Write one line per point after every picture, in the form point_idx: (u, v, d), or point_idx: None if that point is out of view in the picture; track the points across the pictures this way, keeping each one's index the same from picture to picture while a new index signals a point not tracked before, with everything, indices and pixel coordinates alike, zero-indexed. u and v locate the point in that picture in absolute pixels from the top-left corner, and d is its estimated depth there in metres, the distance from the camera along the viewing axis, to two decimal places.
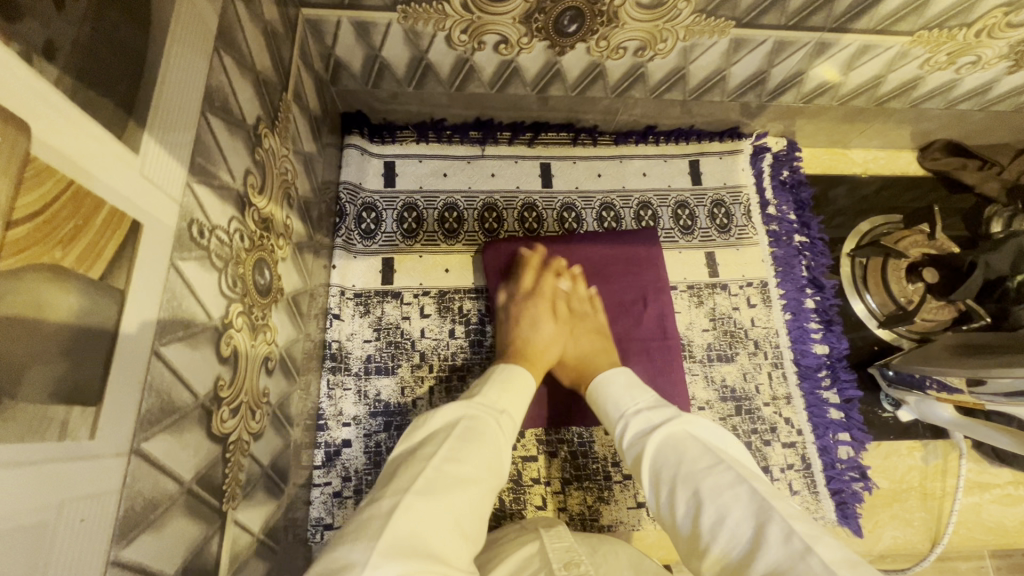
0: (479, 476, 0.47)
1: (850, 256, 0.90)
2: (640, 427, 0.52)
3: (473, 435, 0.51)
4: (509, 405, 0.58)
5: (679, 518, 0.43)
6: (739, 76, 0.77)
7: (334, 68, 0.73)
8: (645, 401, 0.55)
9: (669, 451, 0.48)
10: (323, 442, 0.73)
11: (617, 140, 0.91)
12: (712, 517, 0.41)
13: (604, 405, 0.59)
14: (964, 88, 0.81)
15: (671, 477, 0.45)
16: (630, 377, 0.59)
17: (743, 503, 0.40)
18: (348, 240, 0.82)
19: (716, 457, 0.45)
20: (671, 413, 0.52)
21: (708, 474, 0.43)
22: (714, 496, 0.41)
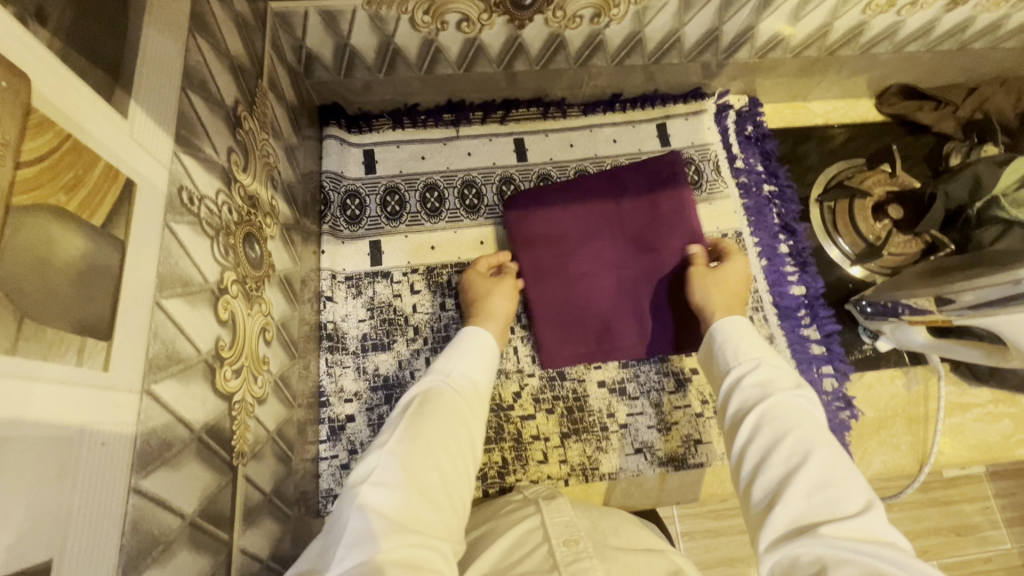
0: (445, 449, 0.52)
1: (818, 203, 0.94)
2: (760, 380, 0.56)
3: (427, 410, 0.54)
4: (456, 368, 0.62)
5: (770, 464, 0.48)
6: (693, 36, 0.81)
7: (306, 61, 0.76)
8: (767, 363, 0.58)
9: (785, 409, 0.52)
10: (326, 418, 0.75)
11: (585, 110, 0.94)
12: (817, 476, 0.45)
13: (727, 347, 0.62)
14: (908, 30, 0.85)
15: (783, 429, 0.50)
16: (758, 338, 0.62)
17: (861, 487, 0.45)
18: (334, 227, 0.84)
19: (833, 439, 0.49)
20: (800, 385, 0.55)
21: (830, 446, 0.48)
22: (829, 467, 0.46)
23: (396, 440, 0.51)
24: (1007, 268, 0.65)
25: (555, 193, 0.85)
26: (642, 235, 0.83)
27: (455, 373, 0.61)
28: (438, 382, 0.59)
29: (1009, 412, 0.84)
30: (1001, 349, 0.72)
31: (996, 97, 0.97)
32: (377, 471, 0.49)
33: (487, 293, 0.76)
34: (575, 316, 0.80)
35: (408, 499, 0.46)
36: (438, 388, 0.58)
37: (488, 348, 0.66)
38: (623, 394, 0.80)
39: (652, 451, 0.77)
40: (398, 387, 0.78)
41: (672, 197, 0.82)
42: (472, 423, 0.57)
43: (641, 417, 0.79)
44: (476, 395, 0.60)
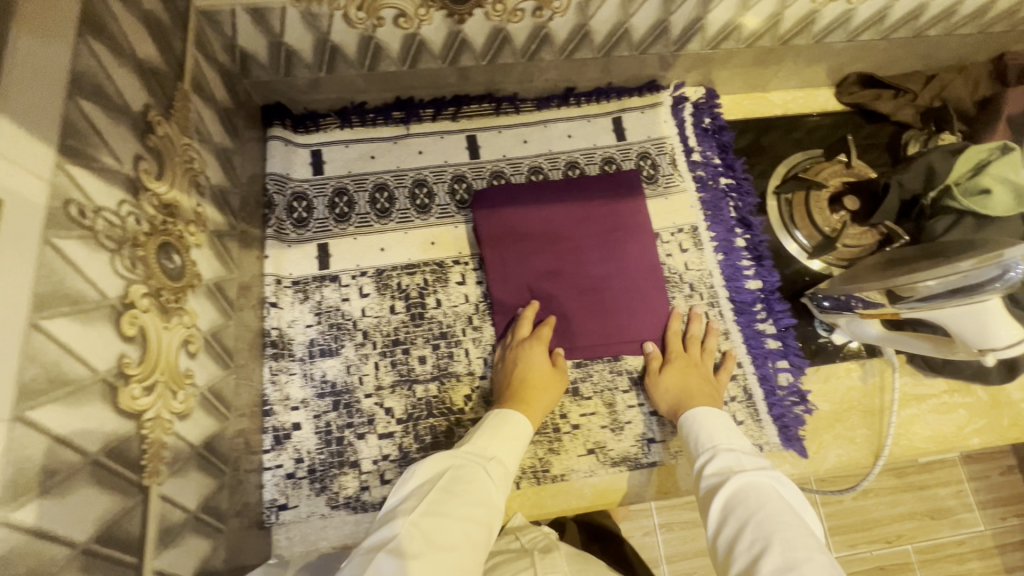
0: (463, 531, 0.53)
1: (775, 195, 0.92)
2: (729, 463, 0.59)
3: (450, 488, 0.56)
4: (493, 450, 0.63)
5: (737, 553, 0.49)
6: (642, 27, 0.79)
7: (242, 61, 0.74)
8: (732, 447, 0.62)
9: (751, 493, 0.54)
10: (270, 427, 0.73)
11: (539, 105, 0.92)
12: (781, 558, 0.46)
13: (695, 434, 0.66)
14: (860, 17, 0.84)
15: (745, 513, 0.52)
16: (724, 422, 0.66)
17: (825, 565, 0.45)
18: (279, 230, 0.82)
19: (801, 521, 0.50)
20: (762, 464, 0.58)
21: (796, 527, 0.49)
22: (793, 548, 0.47)
23: (418, 513, 0.52)
24: (946, 262, 0.64)
25: (523, 186, 0.84)
26: (610, 241, 0.83)
27: (484, 451, 0.63)
28: (466, 457, 0.61)
29: (963, 402, 0.84)
30: (947, 343, 0.71)
31: (954, 85, 0.96)
32: (393, 544, 0.49)
33: (540, 379, 0.74)
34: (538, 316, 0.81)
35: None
36: (471, 464, 0.60)
37: (522, 431, 0.67)
38: (576, 395, 0.79)
39: (604, 452, 0.76)
40: (346, 393, 0.77)
41: (632, 205, 0.84)
42: (491, 507, 0.58)
43: (594, 417, 0.78)
44: (504, 478, 0.62)
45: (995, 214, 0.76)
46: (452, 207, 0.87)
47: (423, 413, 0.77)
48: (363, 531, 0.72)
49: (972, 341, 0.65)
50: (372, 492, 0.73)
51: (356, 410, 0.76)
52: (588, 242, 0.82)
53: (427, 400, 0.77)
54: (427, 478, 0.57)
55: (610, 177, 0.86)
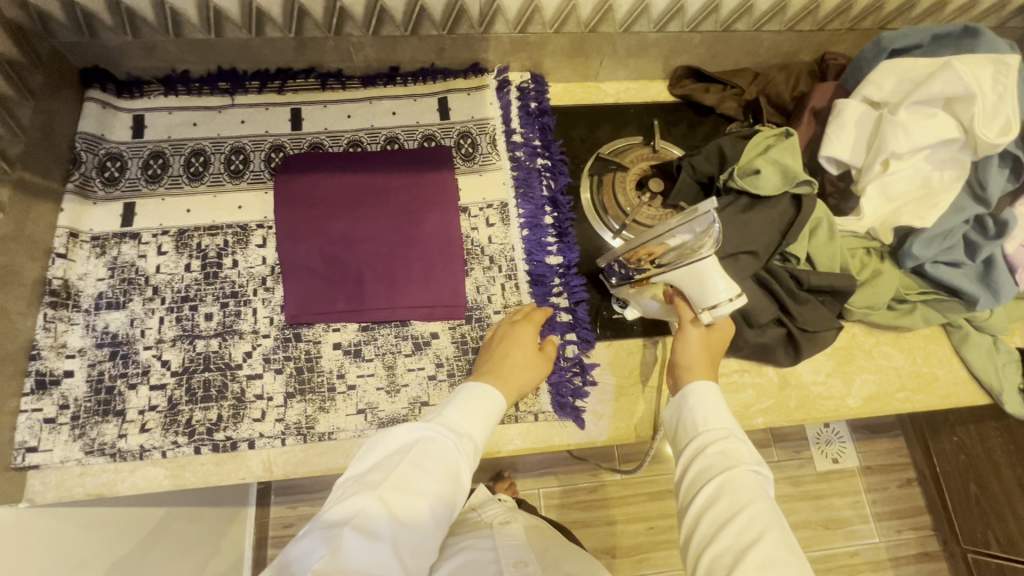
0: (432, 509, 0.57)
1: (589, 175, 0.94)
2: (735, 447, 0.62)
3: (420, 469, 0.59)
4: (460, 424, 0.65)
5: (720, 536, 0.55)
6: (437, 6, 0.83)
7: (39, 19, 0.77)
8: (731, 429, 0.64)
9: (745, 481, 0.58)
10: (35, 371, 0.74)
11: (365, 83, 0.95)
12: (765, 553, 0.53)
13: (694, 406, 0.67)
14: (657, 7, 0.87)
15: (741, 505, 0.56)
16: (719, 402, 0.67)
17: (795, 566, 0.52)
18: (84, 187, 0.84)
19: (781, 520, 0.56)
20: (754, 456, 0.62)
21: (773, 525, 0.55)
22: (779, 545, 0.54)
23: (386, 485, 0.56)
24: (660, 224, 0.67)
25: (328, 156, 0.88)
26: (412, 211, 0.87)
27: (455, 424, 0.64)
28: (438, 432, 0.62)
29: (754, 382, 0.85)
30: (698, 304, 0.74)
31: (774, 82, 0.99)
32: (365, 520, 0.53)
33: (523, 360, 0.76)
34: (326, 274, 0.83)
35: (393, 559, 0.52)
36: (443, 441, 0.62)
37: (489, 409, 0.68)
38: (356, 356, 0.80)
39: (374, 412, 0.77)
40: (125, 344, 0.78)
41: (437, 177, 0.89)
42: (457, 488, 0.61)
43: (371, 379, 0.79)
44: (474, 452, 0.64)
45: (765, 192, 0.78)
46: (265, 174, 0.89)
47: (199, 367, 0.78)
48: (117, 479, 0.72)
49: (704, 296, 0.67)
50: (129, 440, 0.73)
51: (132, 360, 0.77)
52: (391, 211, 0.86)
53: (206, 354, 0.78)
54: (399, 446, 0.60)
55: (422, 153, 0.91)
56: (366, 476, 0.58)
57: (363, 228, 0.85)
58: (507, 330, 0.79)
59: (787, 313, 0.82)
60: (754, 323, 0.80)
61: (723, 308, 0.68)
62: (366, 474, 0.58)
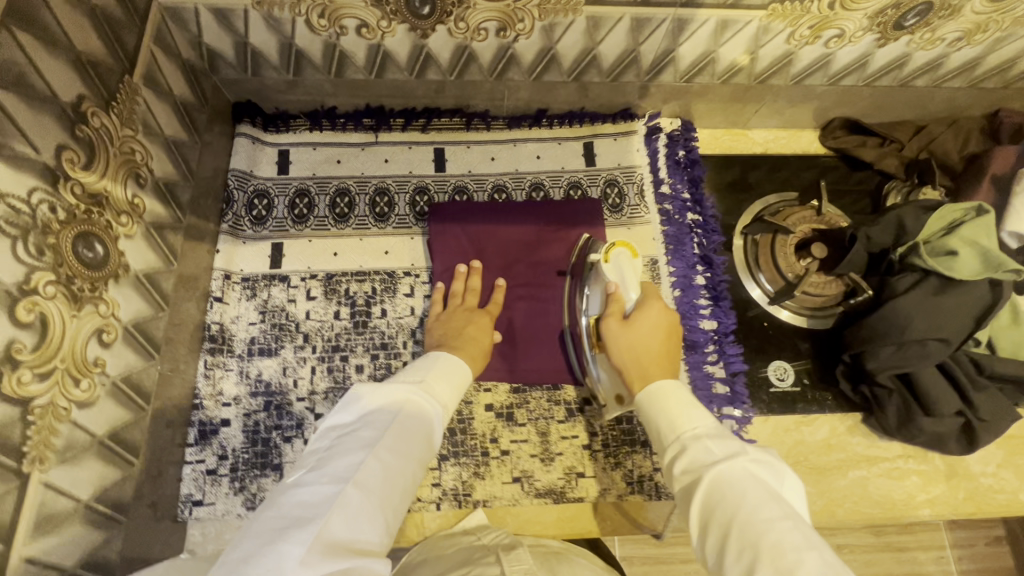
0: (411, 467, 0.51)
1: (743, 234, 0.91)
2: (700, 453, 0.52)
3: (404, 426, 0.52)
4: (432, 383, 0.60)
5: (726, 568, 0.45)
6: (611, 55, 0.78)
7: (208, 57, 0.75)
8: (707, 426, 0.55)
9: (726, 488, 0.48)
10: (197, 420, 0.74)
11: (510, 124, 0.92)
12: (768, 569, 0.41)
13: (659, 422, 0.58)
14: (841, 62, 0.81)
15: (724, 522, 0.46)
16: (682, 403, 0.58)
17: (809, 568, 0.40)
18: (235, 226, 0.83)
19: (782, 512, 0.45)
20: (733, 449, 0.51)
21: (767, 526, 0.44)
22: (770, 550, 0.42)
23: (365, 443, 0.49)
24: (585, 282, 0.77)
25: (476, 204, 0.85)
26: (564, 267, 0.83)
27: (429, 383, 0.60)
28: (415, 390, 0.57)
29: (918, 469, 0.81)
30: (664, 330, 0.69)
31: (942, 138, 0.92)
32: (352, 475, 0.47)
33: (477, 351, 0.71)
34: None
35: (372, 517, 0.45)
36: (421, 401, 0.57)
37: (457, 375, 0.64)
38: (509, 420, 0.77)
39: (530, 482, 0.75)
40: (279, 394, 0.77)
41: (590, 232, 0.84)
42: (431, 444, 0.55)
43: (525, 445, 0.77)
44: (447, 407, 0.60)
45: (961, 277, 0.73)
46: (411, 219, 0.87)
47: None
48: None
49: (608, 274, 0.73)
50: None
51: (286, 412, 0.76)
52: (543, 266, 0.83)
53: None
54: (377, 404, 0.54)
55: (572, 203, 0.87)
56: (341, 438, 0.51)
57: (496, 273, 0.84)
58: (450, 314, 0.77)
59: (968, 404, 0.75)
60: (933, 412, 0.75)
61: (630, 271, 0.72)
62: (339, 438, 0.51)
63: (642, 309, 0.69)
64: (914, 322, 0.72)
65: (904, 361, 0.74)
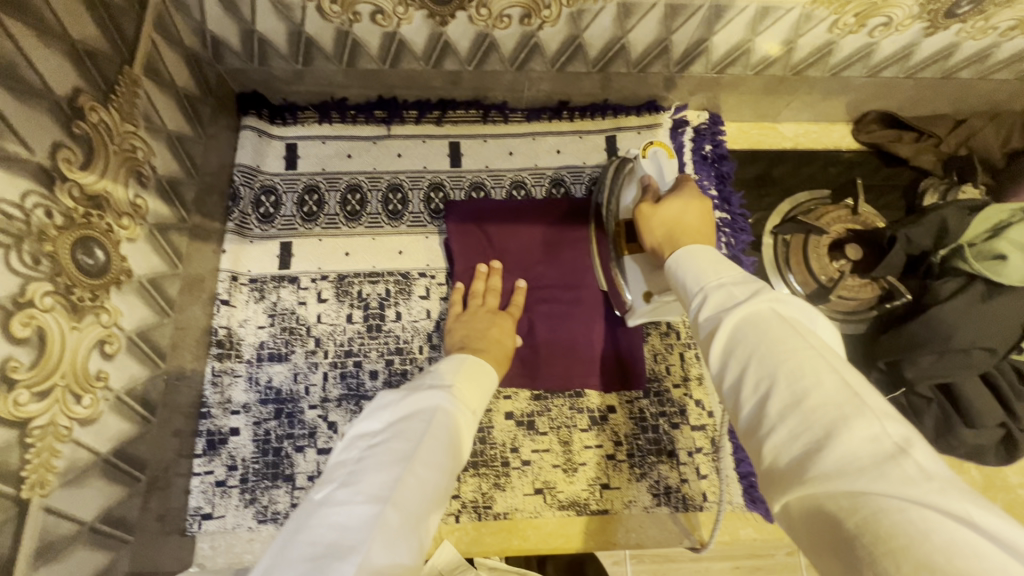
0: (444, 480, 0.47)
1: (773, 234, 0.87)
2: (722, 299, 0.41)
3: (436, 436, 0.48)
4: (460, 387, 0.56)
5: (743, 403, 0.36)
6: (640, 44, 0.74)
7: (213, 45, 0.71)
8: (732, 275, 0.44)
9: (750, 327, 0.38)
10: (206, 430, 0.71)
11: (529, 116, 0.87)
12: (792, 404, 0.33)
13: (681, 280, 0.47)
14: (883, 53, 0.77)
15: (737, 357, 0.37)
16: (712, 260, 0.47)
17: (829, 393, 0.32)
18: (242, 224, 0.79)
19: (813, 345, 0.36)
20: (759, 288, 0.41)
21: (789, 353, 0.35)
22: (785, 379, 0.34)
23: (400, 455, 0.45)
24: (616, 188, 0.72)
25: (495, 201, 0.81)
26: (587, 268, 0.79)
27: (456, 385, 0.56)
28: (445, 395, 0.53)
29: None
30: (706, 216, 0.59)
31: (984, 132, 0.88)
32: (388, 494, 0.42)
33: (501, 356, 0.67)
34: None
35: (408, 537, 0.41)
36: (453, 408, 0.53)
37: (483, 380, 0.60)
38: (530, 429, 0.74)
39: (553, 493, 0.72)
40: (290, 401, 0.73)
41: None
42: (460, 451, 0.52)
43: (547, 455, 0.73)
44: (475, 411, 0.57)
45: (1010, 282, 0.68)
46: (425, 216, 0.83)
47: None
48: None
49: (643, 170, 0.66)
50: None
51: (298, 421, 0.73)
52: (566, 267, 0.79)
53: None
54: (408, 412, 0.50)
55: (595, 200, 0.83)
56: (373, 447, 0.47)
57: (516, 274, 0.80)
58: (470, 314, 0.73)
59: (1011, 414, 0.72)
60: (973, 424, 0.71)
61: (667, 166, 0.65)
62: (370, 447, 0.47)
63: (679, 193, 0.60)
64: (957, 331, 0.69)
65: (945, 371, 0.70)
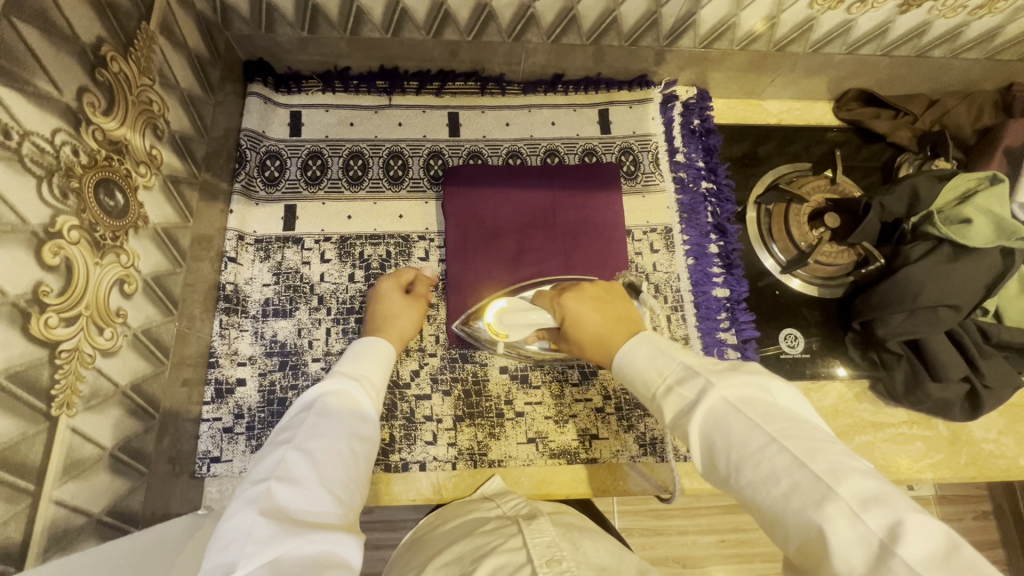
0: (341, 441, 0.53)
1: (756, 205, 0.91)
2: (678, 406, 0.51)
3: (321, 413, 0.55)
4: (354, 365, 0.63)
5: (750, 506, 0.44)
6: (632, 17, 0.77)
7: (222, 11, 0.74)
8: (676, 372, 0.52)
9: (715, 431, 0.47)
10: (213, 379, 0.74)
11: (525, 89, 0.91)
12: (780, 506, 0.41)
13: (637, 382, 0.56)
14: (861, 29, 0.81)
15: (723, 467, 0.46)
16: (649, 358, 0.55)
17: (803, 492, 0.40)
18: (248, 186, 0.82)
19: (770, 438, 0.43)
20: (703, 385, 0.49)
21: (758, 461, 0.43)
22: (767, 484, 0.42)
23: (290, 436, 0.52)
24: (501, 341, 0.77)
25: (491, 168, 0.85)
26: (580, 232, 0.84)
27: (346, 366, 0.63)
28: (332, 378, 0.60)
29: (922, 434, 0.82)
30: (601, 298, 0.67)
31: (956, 110, 0.92)
32: (274, 467, 0.48)
33: (391, 309, 0.74)
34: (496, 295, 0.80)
35: (311, 493, 0.47)
36: (338, 387, 0.59)
37: (380, 356, 0.67)
38: (524, 382, 0.78)
39: (545, 442, 0.76)
40: (294, 354, 0.77)
41: (606, 198, 0.85)
42: (361, 417, 0.58)
43: (539, 407, 0.77)
44: (371, 384, 0.63)
45: (974, 244, 0.73)
46: (425, 183, 0.86)
47: None
48: None
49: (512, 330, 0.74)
50: None
51: (302, 372, 0.76)
52: (560, 231, 0.84)
53: None
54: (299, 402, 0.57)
55: (588, 168, 0.87)
56: (276, 437, 0.53)
57: (512, 236, 0.83)
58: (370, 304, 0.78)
59: (975, 369, 0.76)
60: (940, 377, 0.75)
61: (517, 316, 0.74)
62: (273, 438, 0.54)
63: (571, 317, 0.66)
64: (925, 289, 0.73)
65: (915, 327, 0.75)
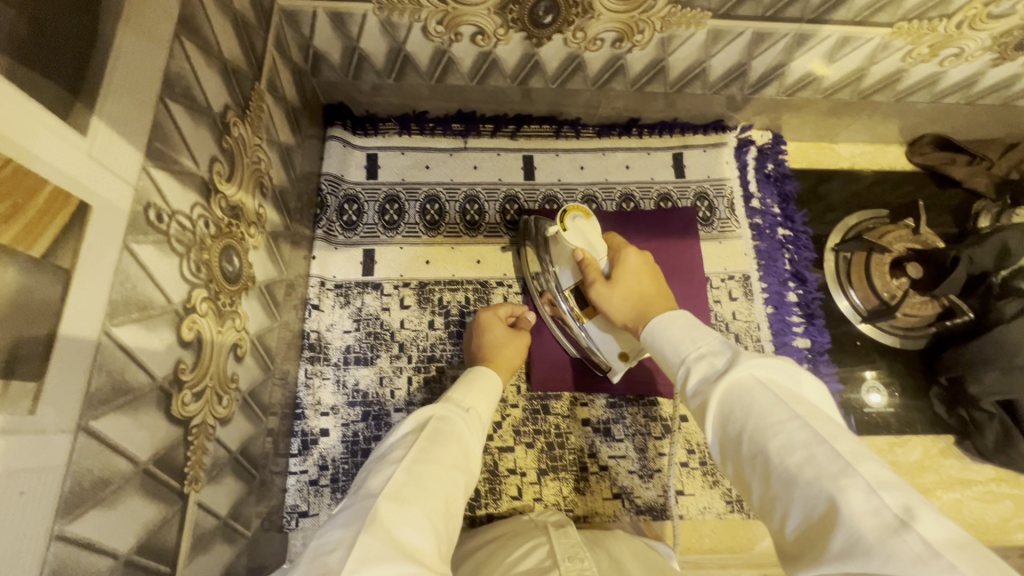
0: (451, 478, 0.48)
1: (834, 252, 0.91)
2: (703, 372, 0.45)
3: (436, 439, 0.51)
4: (475, 405, 0.59)
5: (748, 479, 0.39)
6: (720, 68, 0.77)
7: (314, 60, 0.74)
8: (708, 343, 0.47)
9: (734, 398, 0.41)
10: (299, 431, 0.73)
11: (599, 133, 0.91)
12: (786, 474, 0.36)
13: (661, 347, 0.51)
14: (949, 81, 0.80)
15: (735, 437, 0.40)
16: (686, 325, 0.51)
17: (818, 465, 0.34)
18: (328, 232, 0.82)
19: (793, 413, 0.38)
20: (735, 354, 0.44)
21: (774, 431, 0.37)
22: (778, 453, 0.37)
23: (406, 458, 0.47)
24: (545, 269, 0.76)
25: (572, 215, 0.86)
26: None
27: (464, 400, 0.59)
28: (448, 407, 0.56)
29: (1010, 492, 0.81)
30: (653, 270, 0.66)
31: None
32: (384, 487, 0.44)
33: (498, 341, 0.73)
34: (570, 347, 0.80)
35: (415, 520, 0.42)
36: (453, 415, 0.55)
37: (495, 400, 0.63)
38: (607, 435, 0.77)
39: (631, 498, 0.75)
40: (377, 405, 0.76)
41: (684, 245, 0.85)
42: (469, 457, 0.53)
43: (623, 461, 0.76)
44: (481, 428, 0.58)
45: None
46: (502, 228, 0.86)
47: None
48: None
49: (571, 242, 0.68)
50: None
51: (385, 423, 0.75)
52: None
53: None
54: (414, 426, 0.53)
55: (663, 214, 0.87)
56: (387, 456, 0.49)
57: None
58: (484, 327, 0.74)
59: None
60: None
61: (588, 231, 0.68)
62: (386, 455, 0.50)
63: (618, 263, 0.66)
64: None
65: (1009, 386, 0.72)
